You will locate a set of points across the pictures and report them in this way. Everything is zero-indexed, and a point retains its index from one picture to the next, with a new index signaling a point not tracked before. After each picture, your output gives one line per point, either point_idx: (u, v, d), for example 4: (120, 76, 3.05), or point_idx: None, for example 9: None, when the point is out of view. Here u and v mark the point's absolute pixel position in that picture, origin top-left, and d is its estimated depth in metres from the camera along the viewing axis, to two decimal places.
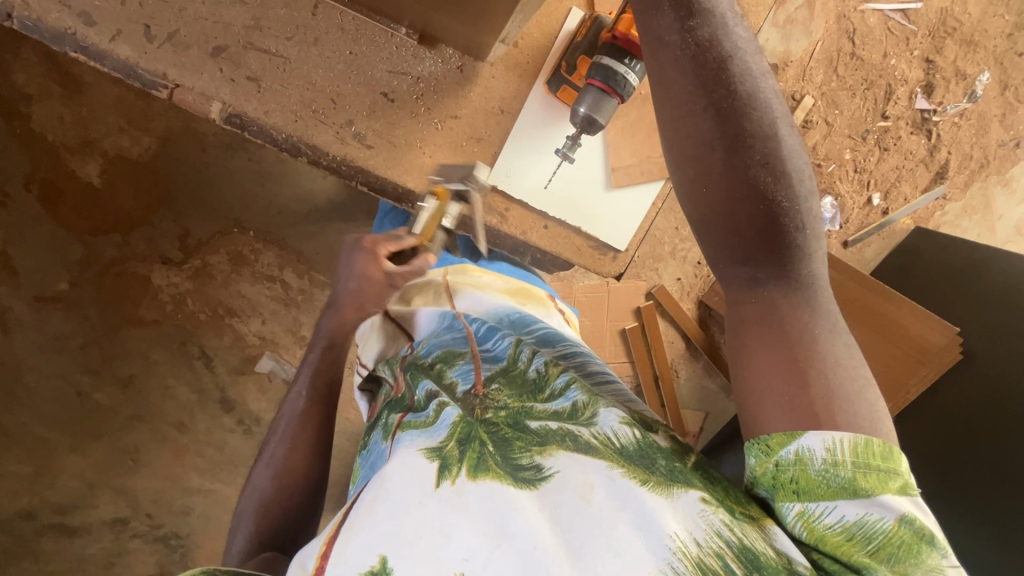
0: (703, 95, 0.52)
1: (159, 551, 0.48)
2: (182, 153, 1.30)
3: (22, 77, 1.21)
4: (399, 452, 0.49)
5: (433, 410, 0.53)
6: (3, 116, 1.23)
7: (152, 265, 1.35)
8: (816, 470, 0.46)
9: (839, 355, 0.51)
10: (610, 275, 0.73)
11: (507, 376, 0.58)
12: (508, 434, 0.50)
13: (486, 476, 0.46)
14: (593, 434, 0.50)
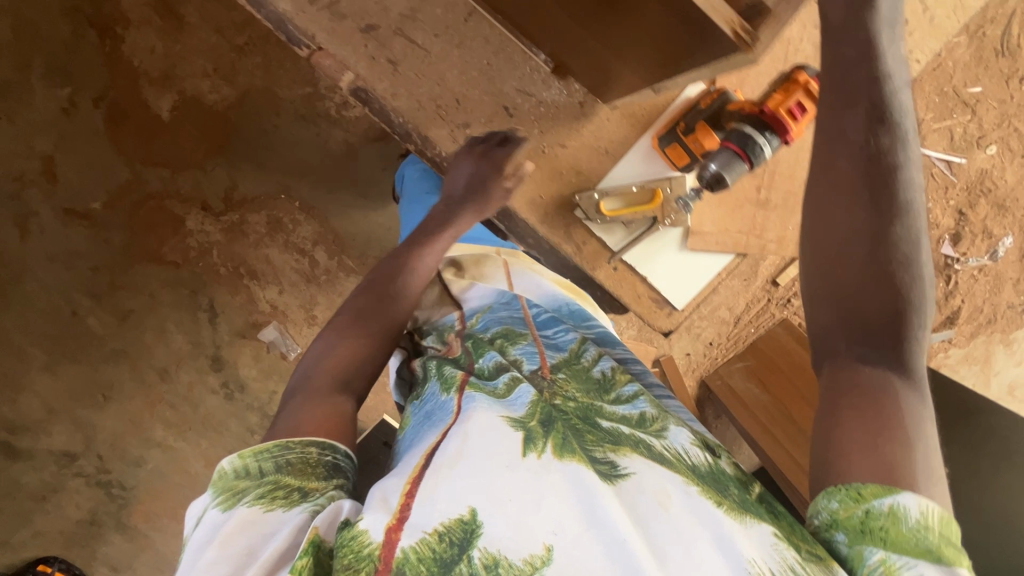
0: (866, 189, 0.56)
1: (258, 445, 0.56)
2: (253, 111, 1.30)
3: (128, 1, 1.23)
4: (477, 412, 0.59)
5: (507, 385, 0.64)
6: (96, 30, 1.24)
7: (191, 209, 1.35)
8: (908, 526, 0.47)
9: (929, 445, 0.52)
10: (660, 329, 0.79)
11: (572, 367, 0.69)
12: (580, 425, 0.59)
13: (571, 458, 0.54)
14: (662, 445, 0.58)
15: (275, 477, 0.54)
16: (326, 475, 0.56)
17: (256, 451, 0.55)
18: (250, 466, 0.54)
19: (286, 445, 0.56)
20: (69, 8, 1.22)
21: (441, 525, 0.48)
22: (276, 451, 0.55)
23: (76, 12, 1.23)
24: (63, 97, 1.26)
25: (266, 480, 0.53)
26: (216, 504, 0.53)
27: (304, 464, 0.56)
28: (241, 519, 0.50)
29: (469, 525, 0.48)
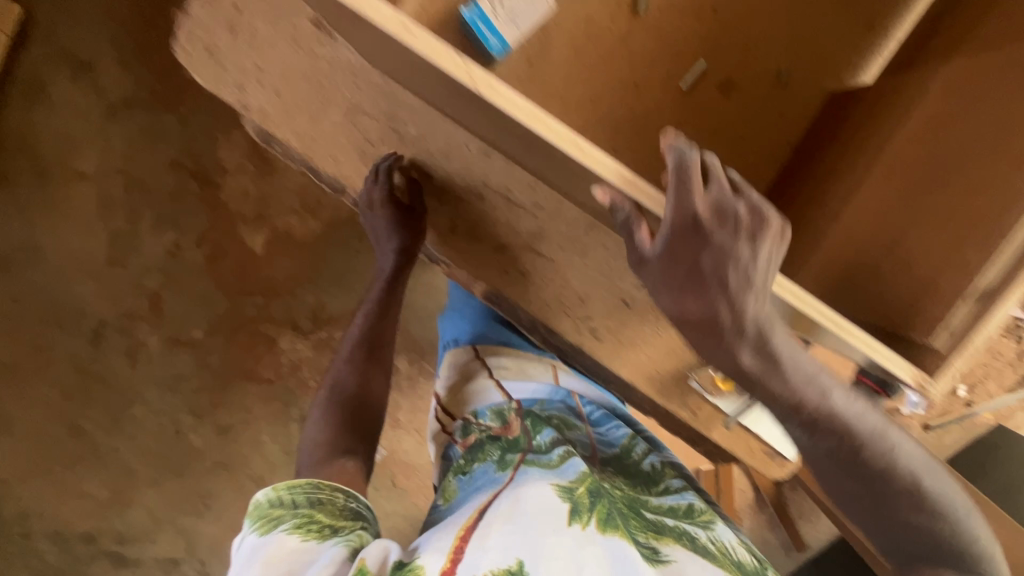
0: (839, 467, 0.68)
1: (293, 482, 0.70)
2: (340, 239, 1.40)
3: (225, 153, 1.33)
4: (533, 481, 0.73)
5: (560, 457, 0.78)
6: (196, 181, 1.35)
7: (282, 330, 1.45)
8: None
9: None
10: (773, 477, 0.81)
11: (623, 462, 0.89)
12: (627, 508, 0.74)
13: (614, 531, 0.67)
14: (708, 539, 0.73)
15: (307, 510, 0.67)
16: (348, 518, 0.69)
17: (289, 487, 0.69)
18: (286, 498, 0.68)
19: (316, 486, 0.71)
20: (173, 164, 1.34)
21: (490, 572, 0.59)
22: (308, 489, 0.69)
23: (179, 166, 1.34)
24: (169, 243, 1.38)
25: (304, 510, 0.67)
26: (254, 530, 0.65)
27: (328, 505, 0.69)
28: (280, 546, 0.63)
29: (516, 572, 0.59)
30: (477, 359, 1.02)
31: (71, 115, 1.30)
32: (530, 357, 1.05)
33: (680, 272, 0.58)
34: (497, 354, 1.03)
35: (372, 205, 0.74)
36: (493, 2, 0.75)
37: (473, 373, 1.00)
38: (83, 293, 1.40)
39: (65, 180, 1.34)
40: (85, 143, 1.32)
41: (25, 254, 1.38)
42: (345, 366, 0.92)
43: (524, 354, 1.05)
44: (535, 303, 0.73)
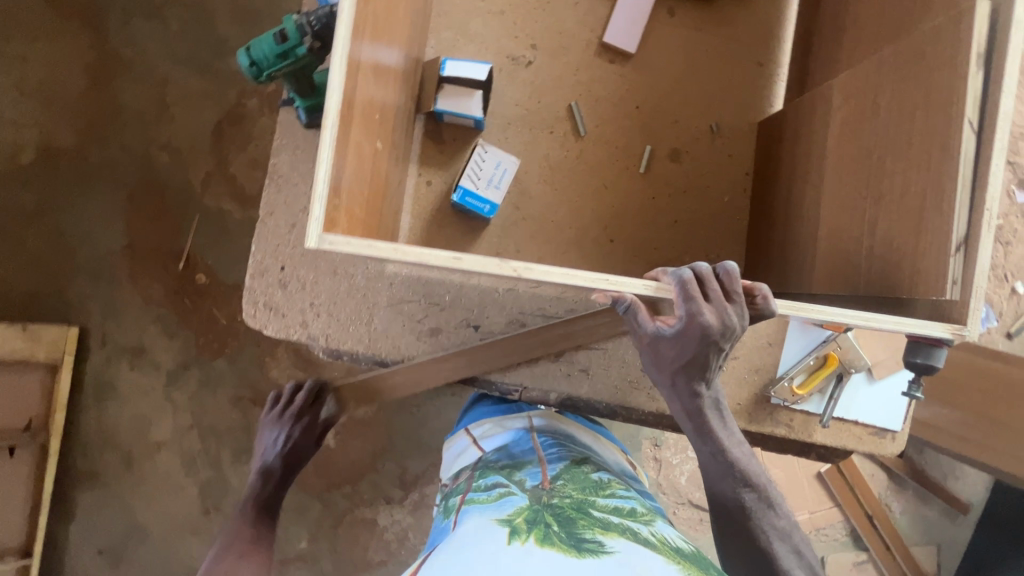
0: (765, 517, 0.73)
1: None
2: (399, 402, 1.48)
3: (275, 371, 1.46)
4: (471, 518, 0.79)
5: (498, 495, 0.83)
6: (259, 406, 1.46)
7: (378, 508, 1.48)
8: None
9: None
10: (893, 454, 0.81)
11: (569, 474, 0.88)
12: (572, 514, 0.75)
13: (551, 546, 0.66)
14: (650, 532, 0.74)
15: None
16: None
17: None
18: None
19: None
20: (234, 399, 1.46)
21: None
22: None
23: (240, 399, 1.46)
24: None
25: None
26: None
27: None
28: None
29: None
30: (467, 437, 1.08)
31: (138, 396, 1.45)
32: (507, 413, 1.10)
33: (677, 359, 0.64)
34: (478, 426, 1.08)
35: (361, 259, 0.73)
36: (471, 176, 0.89)
37: (462, 449, 1.06)
38: (191, 552, 1.46)
39: (148, 455, 1.45)
40: (156, 415, 1.45)
41: (132, 538, 1.46)
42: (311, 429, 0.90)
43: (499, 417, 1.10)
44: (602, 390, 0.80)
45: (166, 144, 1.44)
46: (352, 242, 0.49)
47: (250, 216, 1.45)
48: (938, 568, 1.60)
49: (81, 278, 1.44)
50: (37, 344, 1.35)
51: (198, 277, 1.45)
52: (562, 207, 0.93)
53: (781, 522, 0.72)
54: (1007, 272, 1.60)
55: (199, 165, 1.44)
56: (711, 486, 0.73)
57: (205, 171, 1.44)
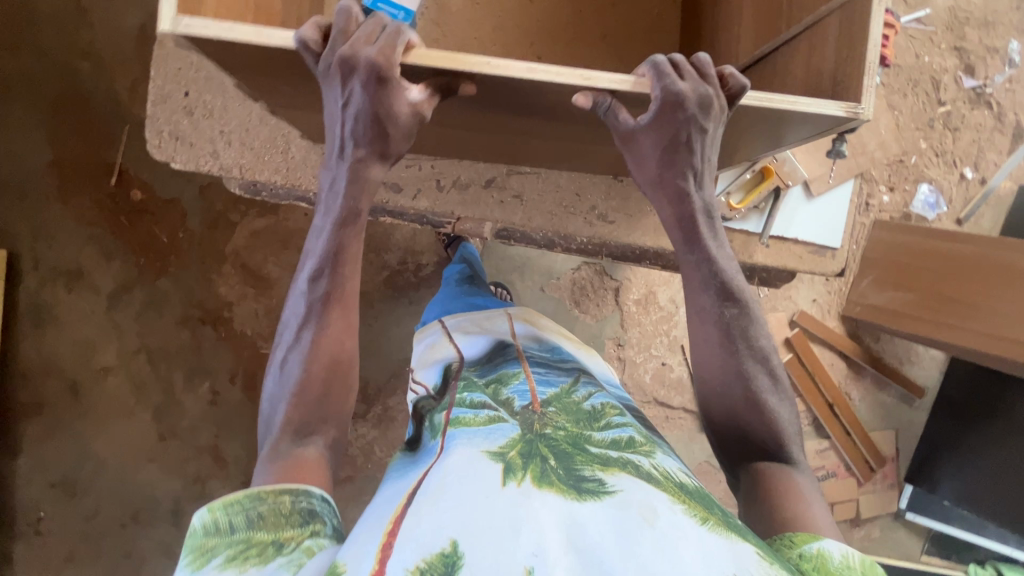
0: (731, 356, 0.69)
1: (224, 498, 0.54)
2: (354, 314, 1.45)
3: (224, 288, 1.40)
4: (460, 449, 0.66)
5: (488, 417, 0.71)
6: (210, 324, 1.41)
7: None
8: (835, 565, 0.54)
9: (809, 488, 0.66)
10: (835, 271, 0.87)
11: (562, 403, 0.74)
12: (569, 450, 0.63)
13: (549, 488, 0.56)
14: (649, 465, 0.62)
15: (247, 534, 0.52)
16: (303, 522, 0.56)
17: (225, 504, 0.54)
18: (220, 522, 0.52)
19: (258, 497, 0.55)
20: (182, 320, 1.40)
21: (424, 561, 0.48)
22: (245, 505, 0.54)
23: (189, 319, 1.40)
24: (207, 391, 1.42)
25: (243, 534, 0.52)
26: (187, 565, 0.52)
27: (279, 513, 0.55)
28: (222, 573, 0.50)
29: (450, 559, 0.48)
30: (442, 329, 1.05)
31: (80, 321, 1.38)
32: (484, 314, 1.07)
33: (657, 149, 0.63)
34: (458, 318, 1.06)
35: (350, 68, 0.57)
36: None
37: (434, 342, 1.03)
38: (149, 478, 1.42)
39: (97, 382, 1.40)
40: (100, 339, 1.39)
41: (86, 467, 1.41)
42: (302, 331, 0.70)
43: (473, 314, 1.07)
44: (536, 219, 0.92)
45: (86, 51, 1.35)
46: (203, 25, 0.56)
47: None
48: (895, 451, 1.65)
49: (5, 200, 1.35)
50: None
51: (132, 194, 1.37)
52: (485, 34, 0.99)
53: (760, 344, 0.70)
54: (955, 158, 1.62)
55: (125, 71, 1.35)
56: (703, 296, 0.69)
57: (133, 77, 1.35)
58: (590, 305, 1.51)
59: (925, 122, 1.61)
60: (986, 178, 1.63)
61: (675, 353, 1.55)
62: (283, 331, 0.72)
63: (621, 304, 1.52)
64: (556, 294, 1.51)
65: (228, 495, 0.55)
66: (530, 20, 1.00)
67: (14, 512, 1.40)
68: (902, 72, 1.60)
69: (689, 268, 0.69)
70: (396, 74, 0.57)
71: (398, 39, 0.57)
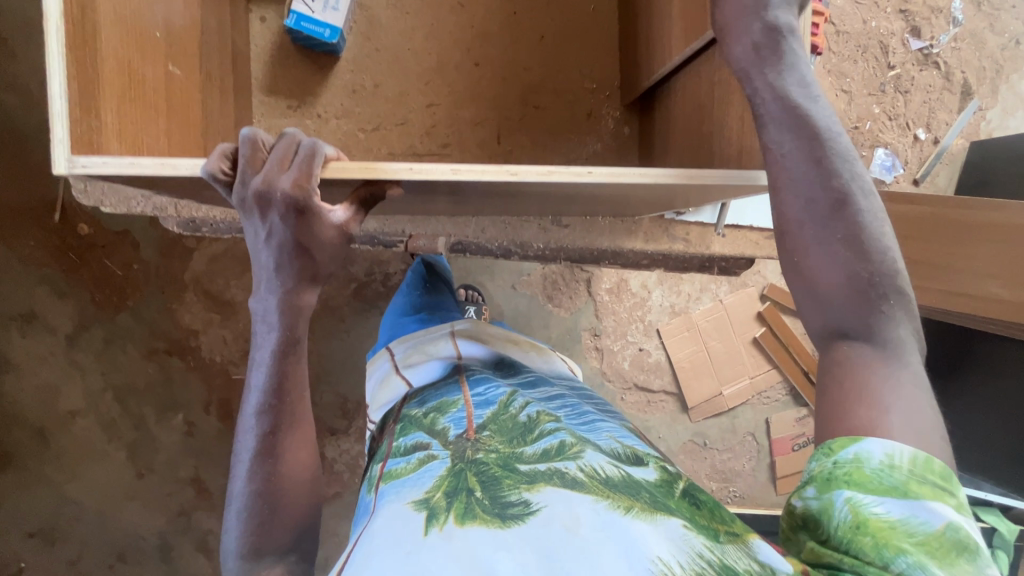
0: (834, 235, 0.58)
1: None
2: (326, 331, 1.43)
3: (188, 317, 1.36)
4: (389, 505, 0.62)
5: (418, 460, 0.67)
6: (176, 356, 1.37)
7: (323, 440, 1.44)
8: (874, 468, 0.50)
9: (910, 390, 0.54)
10: None
11: (497, 422, 0.71)
12: (498, 473, 0.61)
13: (472, 523, 0.54)
14: (578, 468, 0.59)
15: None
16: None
17: None
18: None
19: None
20: (147, 353, 1.36)
21: None
22: None
23: (155, 352, 1.37)
24: (182, 423, 1.39)
25: None
26: None
27: None
28: None
29: None
30: (390, 358, 1.01)
31: (39, 365, 1.33)
32: (429, 334, 1.02)
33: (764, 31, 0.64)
34: (405, 342, 1.02)
35: (266, 193, 0.60)
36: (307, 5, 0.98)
37: (384, 375, 0.97)
38: (132, 518, 1.39)
39: (64, 425, 1.35)
40: (62, 381, 1.34)
41: (65, 514, 1.37)
42: (252, 459, 0.66)
43: (421, 333, 1.03)
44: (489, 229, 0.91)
45: (11, 84, 1.28)
46: (101, 164, 0.61)
47: None
48: None
49: None
50: None
51: (81, 228, 1.32)
52: None
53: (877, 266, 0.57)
54: (908, 120, 1.65)
55: None
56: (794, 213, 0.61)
57: None
58: (564, 299, 1.51)
59: (876, 87, 1.63)
60: (939, 137, 1.66)
61: (651, 338, 1.56)
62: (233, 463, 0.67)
63: (594, 294, 1.53)
64: (529, 290, 1.50)
65: None
66: (465, 20, 1.07)
67: None
68: (851, 39, 1.62)
69: (789, 163, 0.61)
70: (316, 199, 0.62)
71: (312, 163, 0.61)
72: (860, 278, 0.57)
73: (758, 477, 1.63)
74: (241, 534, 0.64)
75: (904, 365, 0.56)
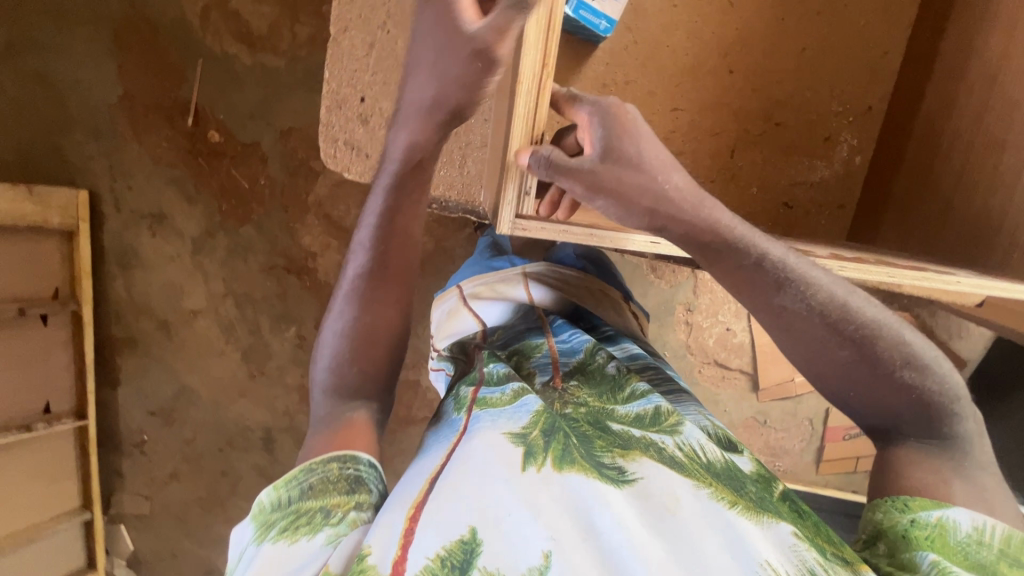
0: (856, 359, 0.63)
1: (286, 473, 0.57)
2: (435, 269, 1.45)
3: (308, 239, 1.36)
4: (482, 432, 0.53)
5: (514, 393, 0.57)
6: (294, 274, 1.40)
7: (421, 368, 1.51)
8: (959, 539, 0.55)
9: (978, 477, 0.60)
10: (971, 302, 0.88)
11: (585, 372, 0.65)
12: (590, 431, 0.54)
13: (571, 469, 0.50)
14: (677, 445, 0.54)
15: (299, 504, 0.54)
16: (349, 488, 0.55)
17: (285, 480, 0.56)
18: (282, 495, 0.55)
19: (310, 467, 0.57)
20: (267, 267, 1.39)
21: (443, 549, 0.44)
22: (299, 479, 0.56)
23: (274, 267, 1.39)
24: (294, 336, 1.43)
25: (298, 502, 0.54)
26: (253, 538, 0.53)
27: (327, 482, 0.55)
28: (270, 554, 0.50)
29: (470, 545, 0.44)
30: (459, 295, 0.82)
31: (166, 264, 1.39)
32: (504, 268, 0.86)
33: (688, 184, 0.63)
34: (477, 281, 0.83)
35: None
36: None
37: (450, 306, 0.82)
38: (242, 412, 1.50)
39: (186, 321, 1.43)
40: (187, 281, 1.40)
41: (182, 398, 1.49)
42: (347, 299, 0.69)
43: (494, 271, 0.85)
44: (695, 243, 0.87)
45: None
46: (542, 229, 0.67)
47: (261, 61, 1.26)
48: None
49: (81, 137, 1.30)
50: (48, 206, 1.26)
51: (210, 134, 1.30)
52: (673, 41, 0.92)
53: (896, 356, 0.62)
54: None
55: None
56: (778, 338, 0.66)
57: (203, 3, 1.24)
58: (666, 271, 1.55)
59: None
60: None
61: (740, 320, 1.59)
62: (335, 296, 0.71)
63: (697, 271, 1.55)
64: (635, 259, 1.53)
65: (288, 472, 0.57)
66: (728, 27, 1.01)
67: (121, 433, 1.52)
68: None
69: (790, 305, 0.63)
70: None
71: None
72: (896, 390, 0.63)
73: (804, 457, 1.66)
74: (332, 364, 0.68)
75: (967, 457, 0.62)
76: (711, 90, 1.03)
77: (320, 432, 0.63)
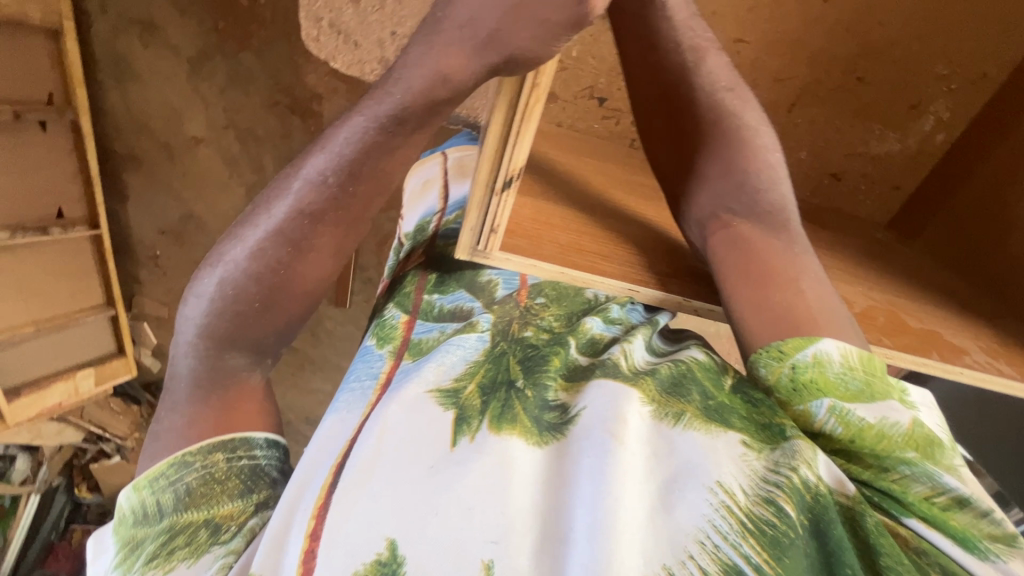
0: (720, 143, 0.61)
1: (151, 470, 0.52)
2: None
3: (313, 78, 1.20)
4: (402, 397, 0.52)
5: (448, 333, 0.61)
6: (299, 115, 1.28)
7: None
8: (835, 373, 0.50)
9: (791, 282, 0.56)
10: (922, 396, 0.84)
11: (554, 291, 0.66)
12: (544, 352, 0.58)
13: (508, 431, 0.49)
14: (619, 358, 0.55)
15: (176, 514, 0.50)
16: (243, 489, 0.53)
17: (151, 480, 0.52)
18: (149, 501, 0.51)
19: (183, 462, 0.52)
20: (269, 103, 1.27)
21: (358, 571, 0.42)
22: (169, 480, 0.51)
23: (277, 105, 1.27)
24: None
25: (175, 510, 0.50)
26: (121, 556, 0.50)
27: (210, 481, 0.52)
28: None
29: (391, 563, 0.42)
30: (442, 165, 0.75)
31: (163, 83, 1.29)
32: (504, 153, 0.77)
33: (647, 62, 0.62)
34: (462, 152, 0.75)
35: None
36: None
37: (429, 177, 0.74)
38: None
39: (189, 148, 1.38)
40: (186, 105, 1.32)
41: (191, 221, 1.50)
42: (266, 239, 0.56)
43: None
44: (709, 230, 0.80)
45: None
46: (508, 260, 0.57)
47: None
48: None
49: None
50: None
51: None
52: None
53: (755, 156, 0.60)
54: None
55: None
56: (742, 224, 0.59)
57: None
58: None
59: None
60: None
61: None
62: (242, 225, 0.59)
63: None
64: None
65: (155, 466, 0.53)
66: None
67: (136, 244, 1.58)
68: None
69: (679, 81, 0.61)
70: None
71: None
72: (743, 182, 0.60)
73: None
74: (215, 301, 0.58)
75: (800, 269, 0.57)
76: (791, 26, 0.81)
77: (194, 387, 0.57)
